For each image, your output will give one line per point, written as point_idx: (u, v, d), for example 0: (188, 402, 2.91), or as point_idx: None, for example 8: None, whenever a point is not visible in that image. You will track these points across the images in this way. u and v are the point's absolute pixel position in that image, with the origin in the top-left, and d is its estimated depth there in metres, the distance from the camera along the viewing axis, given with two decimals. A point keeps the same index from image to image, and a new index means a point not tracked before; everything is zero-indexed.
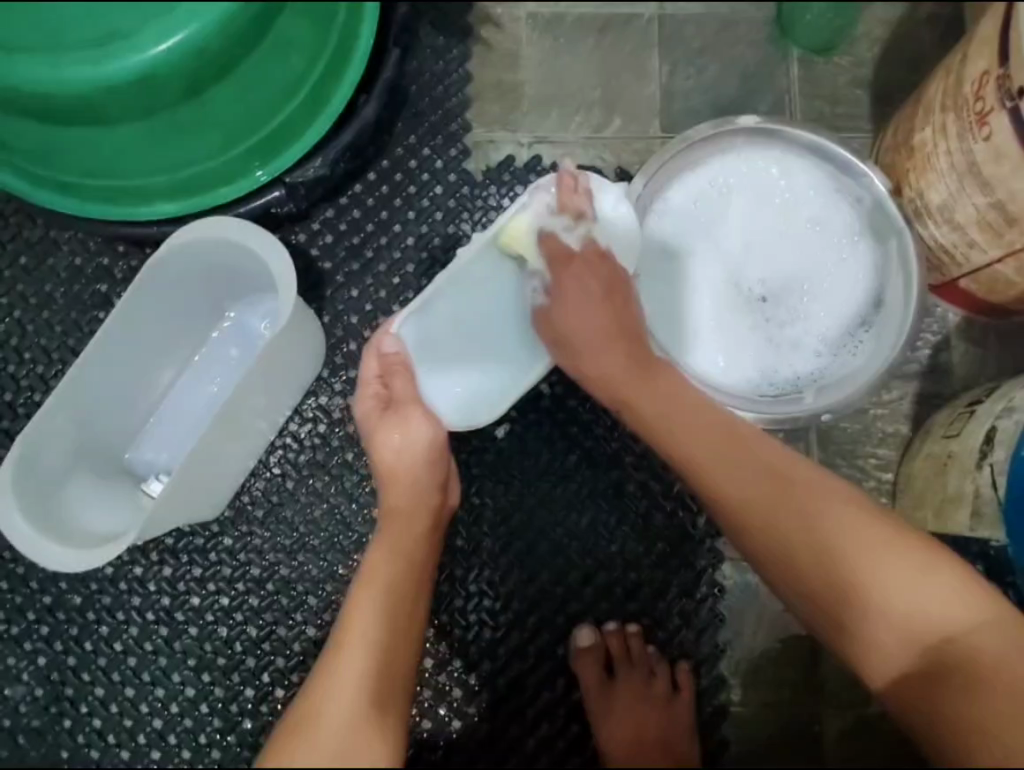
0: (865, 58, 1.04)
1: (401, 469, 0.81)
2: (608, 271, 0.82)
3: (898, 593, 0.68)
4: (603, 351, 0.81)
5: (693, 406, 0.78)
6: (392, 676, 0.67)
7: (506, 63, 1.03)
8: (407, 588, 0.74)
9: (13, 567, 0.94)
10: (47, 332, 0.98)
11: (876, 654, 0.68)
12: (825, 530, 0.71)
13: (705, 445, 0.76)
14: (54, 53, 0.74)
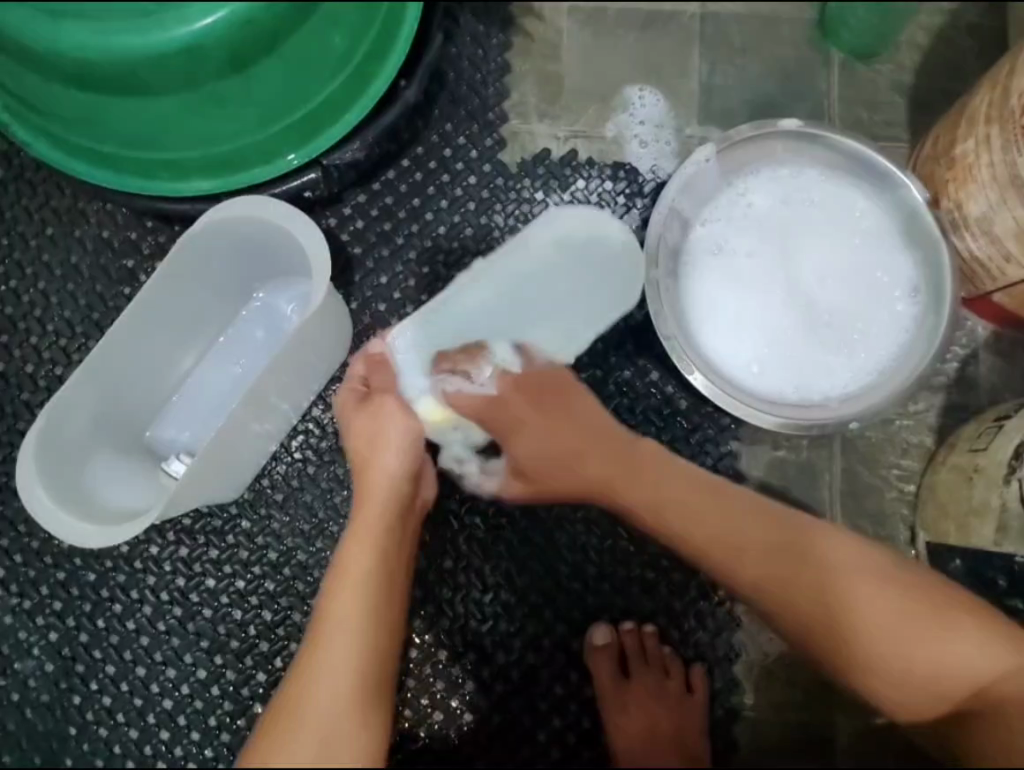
0: (906, 65, 1.04)
1: (373, 460, 0.80)
2: (526, 386, 0.85)
3: (922, 655, 0.72)
4: (591, 450, 0.83)
5: (695, 493, 0.79)
6: (367, 673, 0.69)
7: (546, 55, 1.03)
8: (383, 577, 0.74)
9: (28, 541, 0.93)
10: (72, 304, 0.97)
11: (894, 705, 0.73)
12: (838, 599, 0.74)
13: (703, 526, 0.78)
14: (99, 19, 0.74)
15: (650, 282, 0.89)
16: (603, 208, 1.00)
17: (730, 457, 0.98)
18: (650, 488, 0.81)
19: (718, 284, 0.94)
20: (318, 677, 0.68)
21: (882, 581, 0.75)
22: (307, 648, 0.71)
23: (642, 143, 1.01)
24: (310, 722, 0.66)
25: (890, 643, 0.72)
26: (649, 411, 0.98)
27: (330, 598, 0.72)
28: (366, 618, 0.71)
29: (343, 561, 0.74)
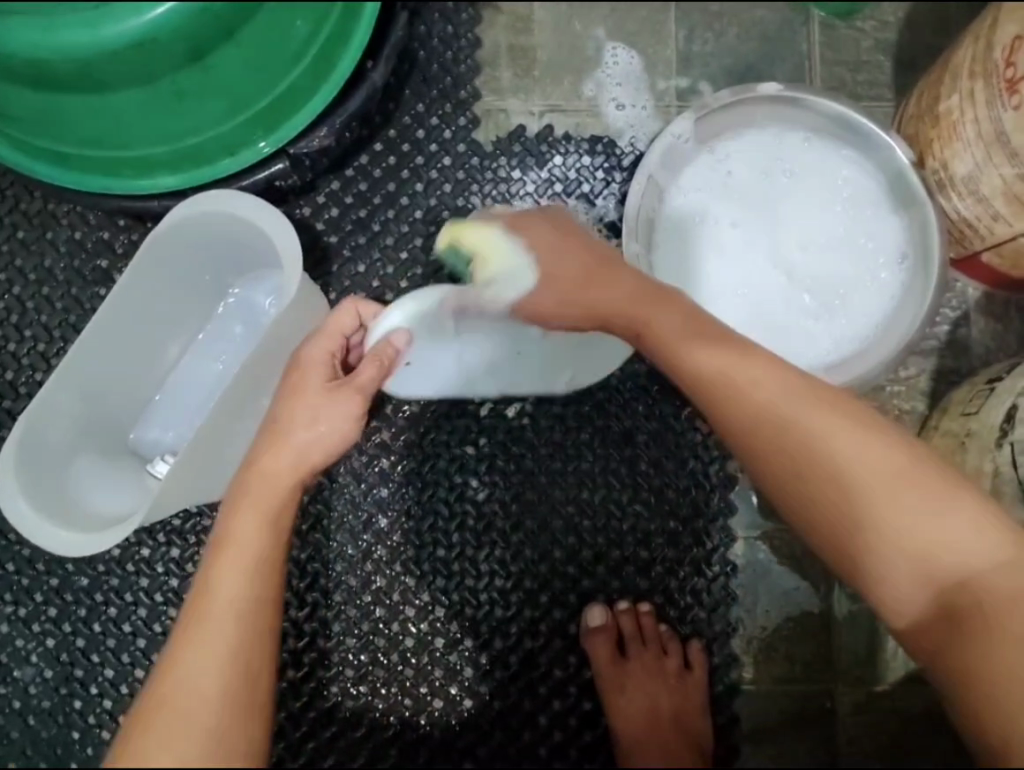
0: (889, 21, 1.01)
1: (287, 427, 0.70)
2: (561, 219, 0.79)
3: (926, 527, 0.64)
4: (616, 287, 0.74)
5: (714, 336, 0.71)
6: (257, 658, 0.60)
7: (518, 28, 1.00)
8: (275, 554, 0.65)
9: (18, 549, 0.93)
10: (48, 309, 0.96)
11: (890, 581, 0.65)
12: (843, 454, 0.66)
13: (726, 359, 0.70)
14: (48, 17, 0.72)
15: (631, 258, 0.87)
16: (581, 184, 0.98)
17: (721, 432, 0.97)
18: (671, 324, 0.72)
19: (704, 255, 0.92)
20: (195, 660, 0.59)
21: (894, 444, 0.66)
22: (184, 623, 0.61)
23: (620, 108, 0.99)
24: (190, 705, 0.57)
25: (900, 510, 0.64)
26: (636, 390, 0.97)
27: (215, 567, 0.63)
28: (256, 598, 0.62)
29: (232, 526, 0.66)
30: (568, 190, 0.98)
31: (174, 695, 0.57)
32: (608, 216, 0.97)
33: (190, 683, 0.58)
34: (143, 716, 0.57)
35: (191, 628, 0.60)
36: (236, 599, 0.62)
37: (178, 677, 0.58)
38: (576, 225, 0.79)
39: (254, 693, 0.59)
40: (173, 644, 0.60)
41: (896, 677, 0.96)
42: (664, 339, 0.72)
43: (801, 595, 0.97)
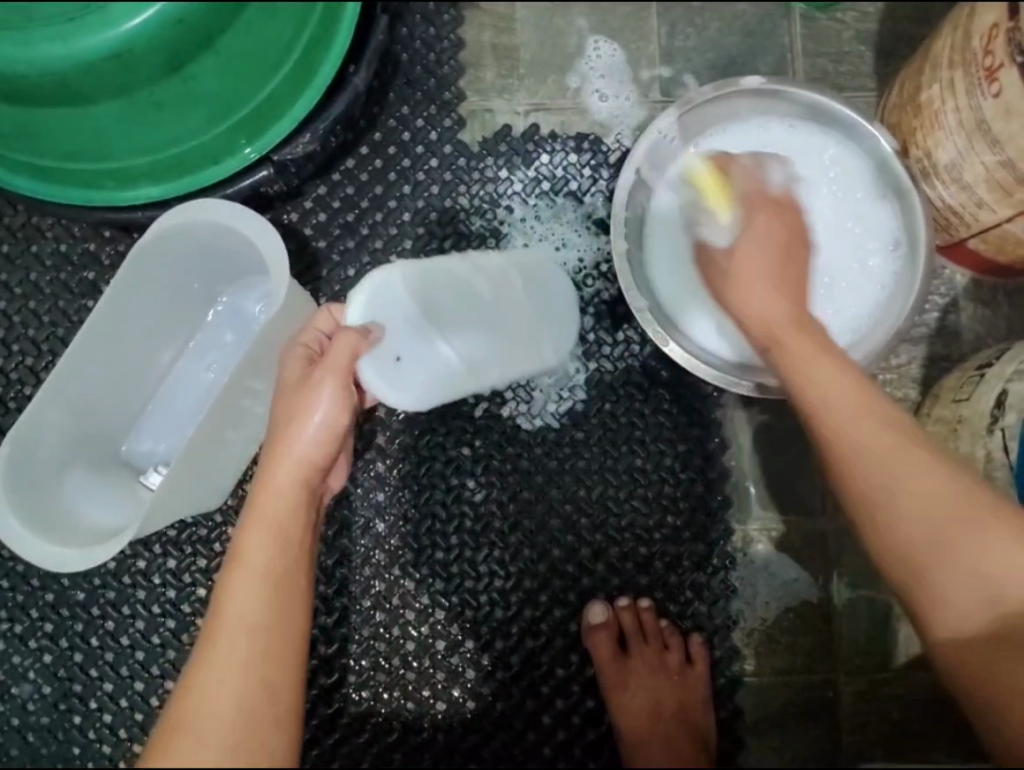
0: (869, 11, 1.01)
1: (287, 439, 0.68)
2: (781, 218, 0.79)
3: (992, 557, 0.67)
4: (780, 291, 0.75)
5: (836, 372, 0.71)
6: (276, 678, 0.58)
7: (501, 28, 1.00)
8: (291, 574, 0.63)
9: (12, 565, 0.92)
10: (35, 322, 0.95)
11: (963, 623, 0.68)
12: (928, 483, 0.68)
13: (841, 389, 0.70)
14: (23, 31, 0.72)
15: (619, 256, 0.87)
16: (569, 182, 0.98)
17: (715, 425, 0.97)
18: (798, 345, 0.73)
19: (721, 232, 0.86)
20: (215, 684, 0.57)
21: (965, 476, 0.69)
22: (201, 651, 0.59)
23: (603, 99, 0.99)
24: (206, 724, 0.55)
25: (977, 546, 0.67)
26: (630, 387, 0.97)
27: (229, 593, 0.61)
28: (273, 616, 0.60)
29: (245, 541, 0.64)
30: (556, 188, 0.98)
31: (189, 724, 0.55)
32: (597, 211, 0.98)
33: (207, 702, 0.56)
34: (164, 735, 0.56)
35: (209, 654, 0.58)
36: (252, 622, 0.59)
37: (197, 707, 0.56)
38: (791, 226, 0.79)
39: (275, 705, 0.57)
40: (192, 672, 0.58)
41: (897, 664, 0.96)
42: (793, 360, 0.73)
43: (801, 586, 0.97)
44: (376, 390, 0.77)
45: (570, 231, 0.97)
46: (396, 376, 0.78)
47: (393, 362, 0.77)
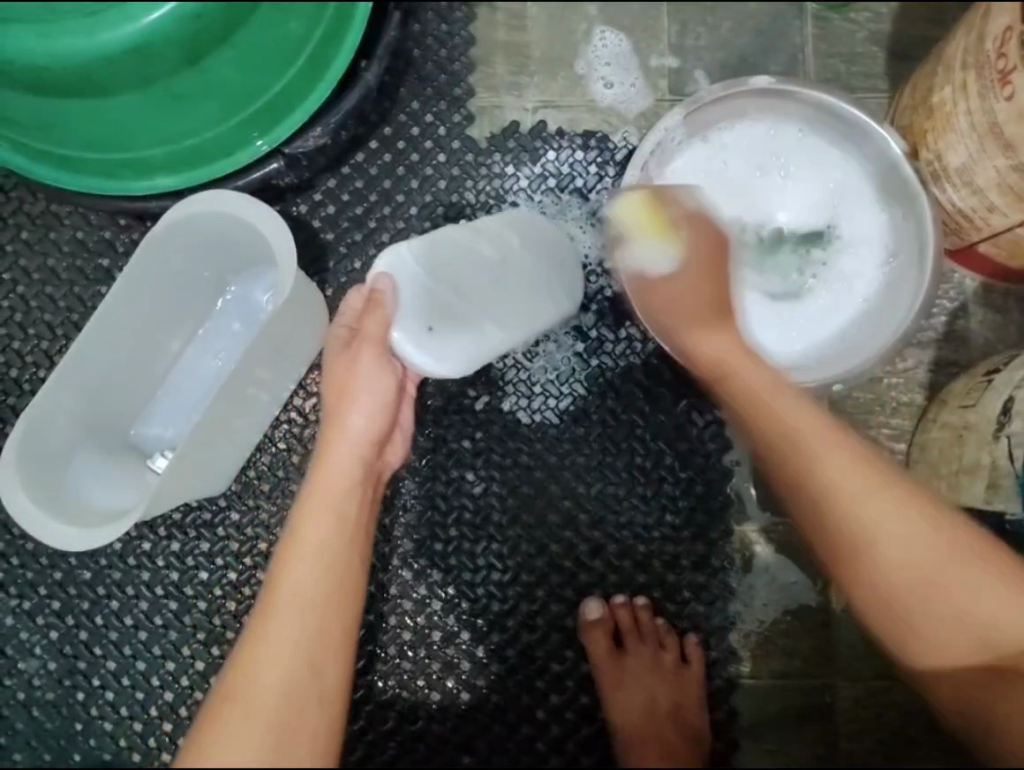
0: (883, 12, 1.00)
1: (340, 421, 0.76)
2: (714, 237, 0.80)
3: (971, 598, 0.70)
4: (732, 336, 0.79)
5: (803, 417, 0.75)
6: (325, 650, 0.64)
7: (512, 25, 1.01)
8: (344, 551, 0.70)
9: (23, 543, 0.94)
10: (51, 307, 0.97)
11: (953, 662, 0.71)
12: (906, 532, 0.71)
13: (810, 435, 0.74)
14: (46, 25, 0.74)
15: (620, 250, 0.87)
16: (575, 179, 0.98)
17: (717, 425, 0.97)
18: (758, 384, 0.77)
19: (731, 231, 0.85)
20: (267, 649, 0.63)
21: (940, 519, 0.72)
22: (256, 618, 0.66)
23: (609, 86, 1.00)
24: (260, 695, 0.61)
25: (955, 586, 0.70)
26: (632, 384, 0.97)
27: (284, 566, 0.68)
28: (327, 594, 0.67)
29: (306, 522, 0.70)
30: (562, 185, 0.98)
31: (245, 684, 0.62)
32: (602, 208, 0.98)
33: (263, 676, 0.62)
34: (217, 704, 0.62)
35: (263, 621, 0.65)
36: (303, 596, 0.66)
37: (250, 669, 0.63)
38: (721, 252, 0.80)
39: (322, 683, 0.63)
40: (247, 637, 0.65)
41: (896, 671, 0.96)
42: (763, 407, 0.76)
43: (801, 589, 0.96)
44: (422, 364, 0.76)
45: (575, 229, 0.98)
46: (435, 345, 0.76)
47: (426, 331, 0.76)
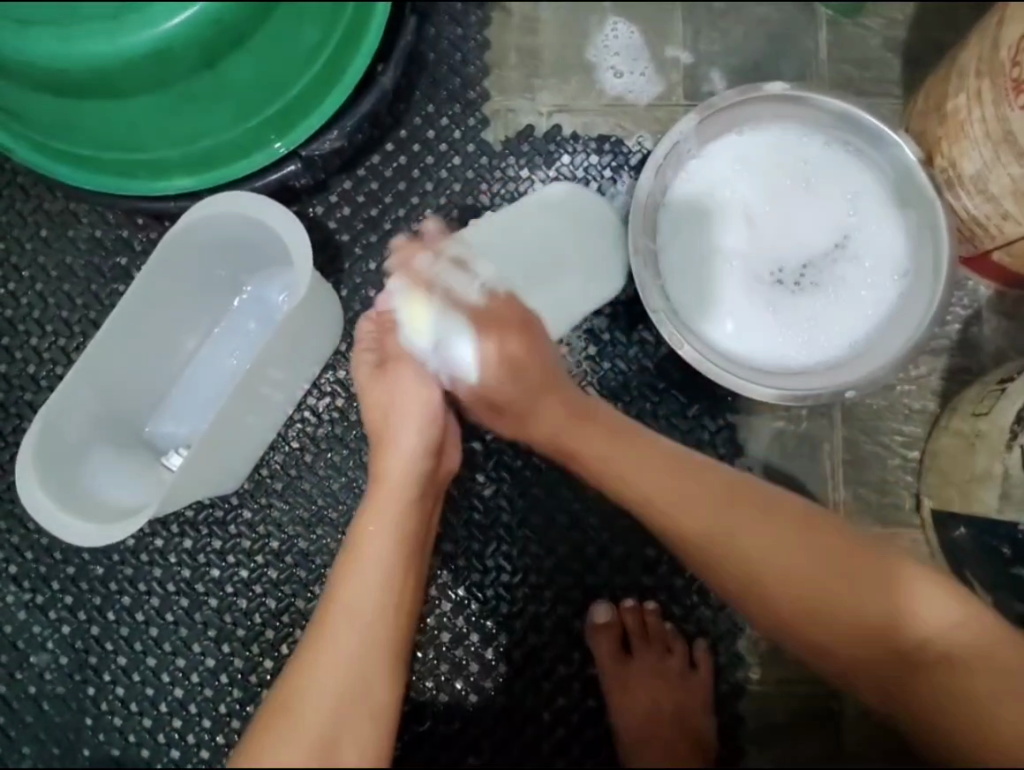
0: (898, 19, 1.01)
1: (391, 440, 0.80)
2: (517, 314, 0.79)
3: (865, 607, 0.71)
4: (538, 402, 0.78)
5: (646, 458, 0.76)
6: (377, 663, 0.66)
7: (526, 29, 1.02)
8: (399, 563, 0.73)
9: (37, 538, 0.96)
10: (68, 304, 0.99)
11: (880, 672, 0.72)
12: (775, 567, 0.72)
13: (663, 487, 0.74)
14: (67, 28, 0.75)
15: (640, 257, 0.87)
16: (589, 182, 0.98)
17: (728, 429, 0.97)
18: (602, 448, 0.77)
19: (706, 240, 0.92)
20: (332, 656, 0.66)
21: (810, 541, 0.73)
22: (314, 630, 0.69)
23: (618, 76, 1.01)
24: (315, 704, 0.63)
25: (845, 601, 0.71)
26: (644, 389, 0.97)
27: (342, 582, 0.71)
28: (381, 607, 0.69)
29: (363, 541, 0.73)
30: (575, 188, 0.98)
31: (301, 698, 0.64)
32: (615, 212, 0.98)
33: (318, 686, 0.64)
34: (272, 716, 0.64)
35: (320, 636, 0.67)
36: (362, 607, 0.69)
37: (306, 680, 0.65)
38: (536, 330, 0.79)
39: (373, 697, 0.65)
40: (305, 651, 0.67)
41: None
42: (616, 470, 0.76)
43: None
44: (465, 367, 0.79)
45: None
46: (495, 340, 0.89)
47: None
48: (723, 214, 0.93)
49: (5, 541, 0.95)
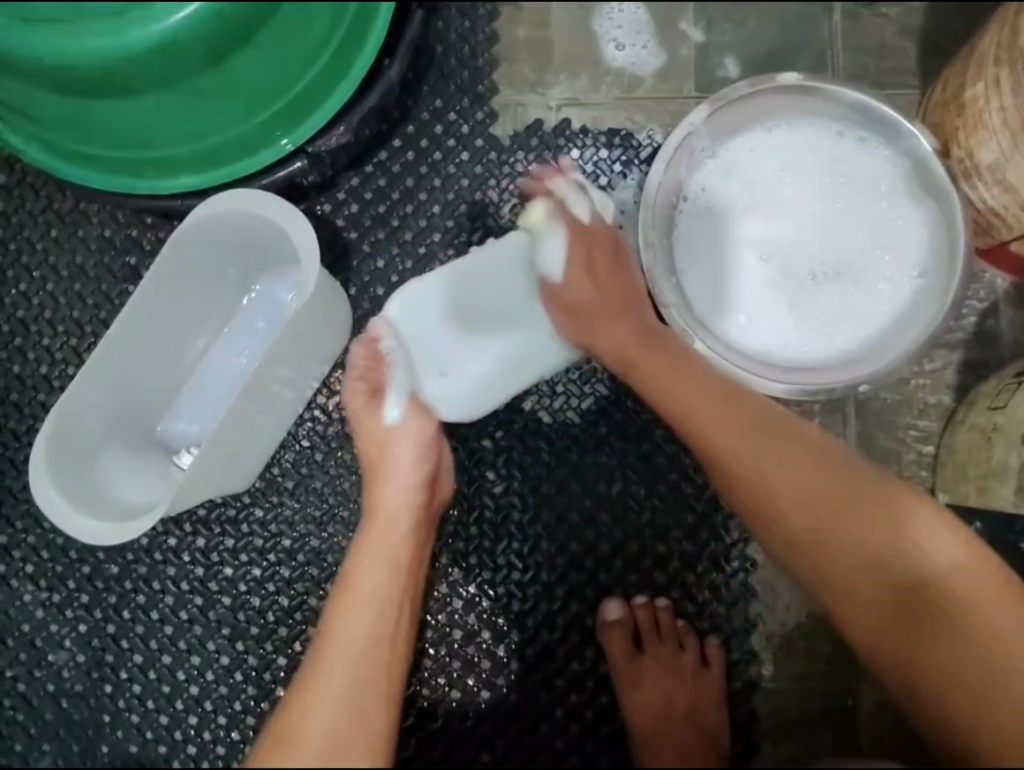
0: (913, 6, 0.99)
1: (387, 468, 0.82)
2: (608, 241, 0.86)
3: (873, 541, 0.72)
4: (608, 318, 0.84)
5: (690, 377, 0.79)
6: (373, 689, 0.67)
7: (535, 21, 1.00)
8: (396, 589, 0.74)
9: (52, 537, 0.96)
10: (79, 305, 0.99)
11: (878, 611, 0.72)
12: (796, 487, 0.74)
13: (704, 401, 0.77)
14: (74, 25, 0.75)
15: (651, 254, 0.86)
16: (599, 177, 0.97)
17: None
18: (652, 363, 0.81)
19: (720, 233, 0.91)
20: (329, 681, 0.66)
21: (840, 469, 0.75)
22: (313, 657, 0.69)
23: (619, 48, 1.00)
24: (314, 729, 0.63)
25: (854, 530, 0.72)
26: None
27: (338, 608, 0.71)
28: (381, 633, 0.70)
29: (360, 567, 0.75)
30: (585, 183, 0.97)
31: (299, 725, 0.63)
32: (625, 206, 0.97)
33: (316, 712, 0.64)
34: (272, 744, 0.63)
35: (318, 661, 0.68)
36: (358, 633, 0.69)
37: (305, 707, 0.65)
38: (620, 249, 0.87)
39: (371, 723, 0.65)
40: (304, 678, 0.68)
41: None
42: (658, 385, 0.80)
43: None
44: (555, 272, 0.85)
45: None
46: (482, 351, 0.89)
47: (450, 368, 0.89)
48: (735, 206, 0.92)
49: (22, 541, 0.96)
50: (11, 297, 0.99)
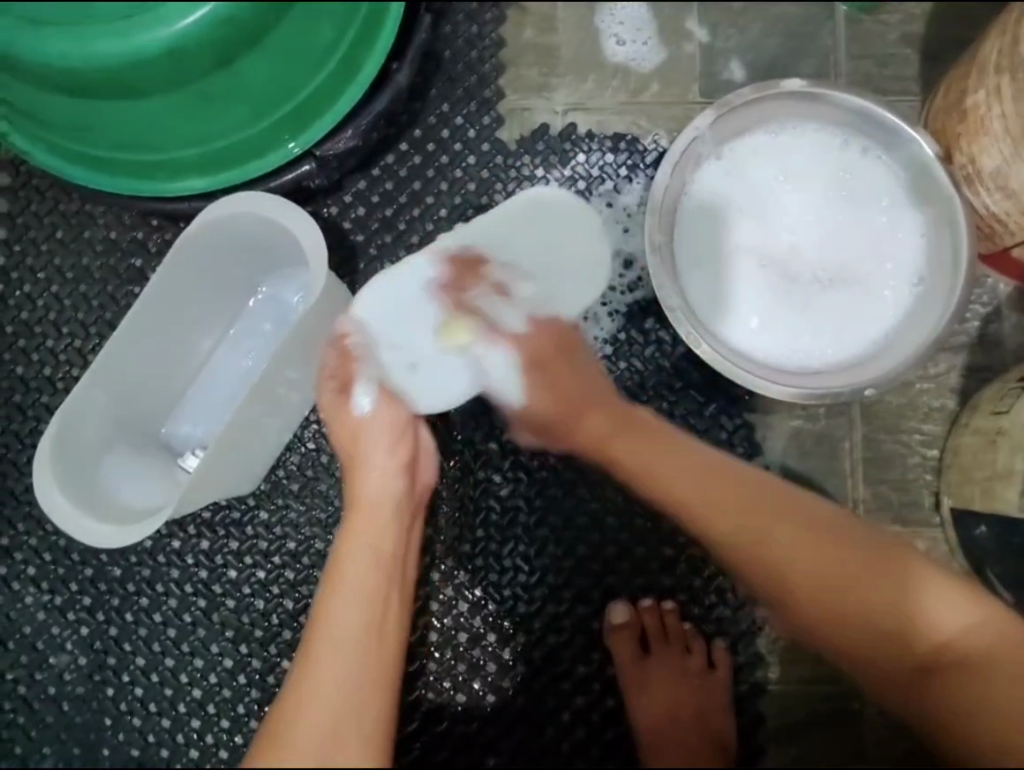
0: (916, 14, 1.00)
1: (363, 459, 0.80)
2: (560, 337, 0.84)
3: (875, 599, 0.72)
4: (578, 406, 0.82)
5: (678, 456, 0.78)
6: (364, 685, 0.66)
7: (541, 27, 1.01)
8: (382, 580, 0.73)
9: (55, 539, 0.96)
10: (85, 306, 0.99)
11: (888, 666, 0.72)
12: (790, 556, 0.74)
13: (689, 483, 0.77)
14: (83, 28, 0.75)
15: (657, 256, 0.86)
16: (605, 181, 0.98)
17: (746, 428, 0.97)
18: (633, 446, 0.80)
19: (723, 237, 0.92)
20: (320, 681, 0.66)
21: (829, 535, 0.74)
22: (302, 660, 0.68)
23: (621, 43, 1.01)
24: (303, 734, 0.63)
25: (854, 588, 0.73)
26: (661, 387, 0.97)
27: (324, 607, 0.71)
28: (368, 627, 0.69)
29: (345, 562, 0.74)
30: (591, 187, 0.98)
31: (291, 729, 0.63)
32: (631, 209, 0.98)
33: (306, 715, 0.64)
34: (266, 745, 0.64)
35: (309, 663, 0.68)
36: (346, 630, 0.69)
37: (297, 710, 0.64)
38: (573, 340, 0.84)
39: (363, 720, 0.64)
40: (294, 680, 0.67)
41: None
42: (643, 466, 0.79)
43: None
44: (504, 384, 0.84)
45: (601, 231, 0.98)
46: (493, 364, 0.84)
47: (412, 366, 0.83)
48: (738, 210, 0.92)
49: (24, 543, 0.95)
50: (16, 298, 0.99)
